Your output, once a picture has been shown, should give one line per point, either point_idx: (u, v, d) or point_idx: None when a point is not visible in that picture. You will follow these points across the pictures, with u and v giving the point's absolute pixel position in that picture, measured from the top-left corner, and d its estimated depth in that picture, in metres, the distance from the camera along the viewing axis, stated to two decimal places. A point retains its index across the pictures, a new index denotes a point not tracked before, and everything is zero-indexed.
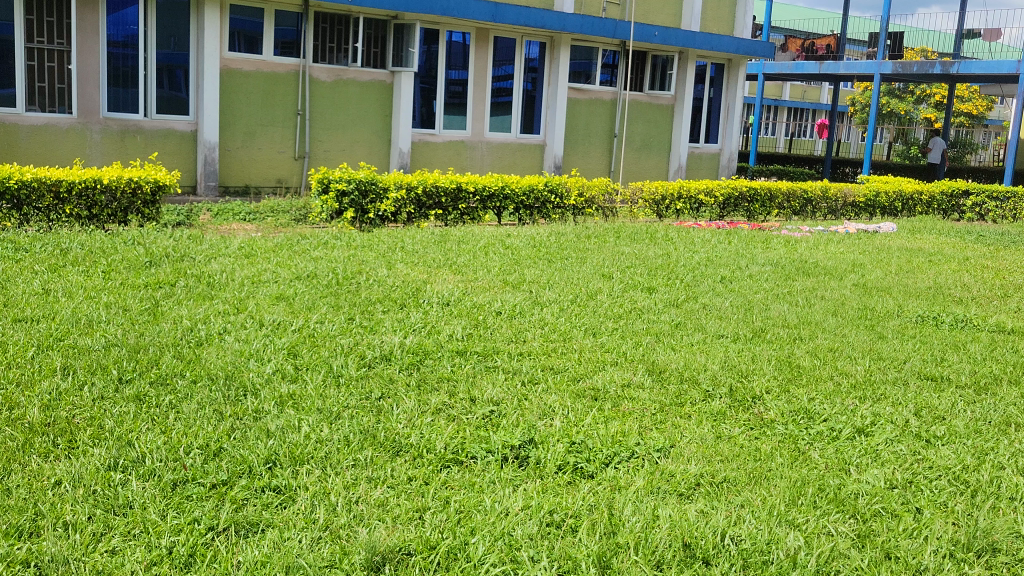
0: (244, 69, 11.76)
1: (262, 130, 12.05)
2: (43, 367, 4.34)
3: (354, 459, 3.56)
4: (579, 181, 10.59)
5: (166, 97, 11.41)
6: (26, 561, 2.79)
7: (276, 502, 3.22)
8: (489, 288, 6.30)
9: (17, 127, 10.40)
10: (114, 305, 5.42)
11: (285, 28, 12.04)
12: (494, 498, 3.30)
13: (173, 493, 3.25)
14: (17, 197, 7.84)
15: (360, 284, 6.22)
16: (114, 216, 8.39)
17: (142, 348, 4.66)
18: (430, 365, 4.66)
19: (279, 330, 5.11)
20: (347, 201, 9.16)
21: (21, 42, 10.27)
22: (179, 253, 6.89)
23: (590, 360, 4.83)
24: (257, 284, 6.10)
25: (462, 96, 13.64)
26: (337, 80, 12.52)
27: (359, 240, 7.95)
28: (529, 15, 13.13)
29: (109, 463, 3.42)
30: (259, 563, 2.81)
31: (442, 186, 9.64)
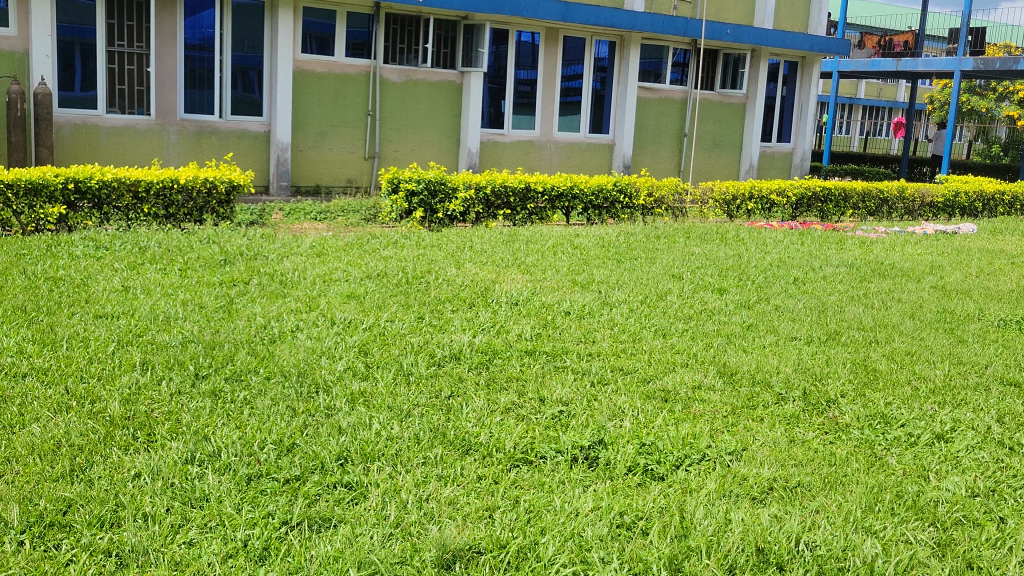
0: (316, 70, 11.95)
1: (334, 131, 12.22)
2: (122, 362, 4.46)
3: (423, 457, 3.59)
4: (649, 181, 10.51)
5: (241, 98, 11.63)
6: (107, 551, 2.88)
7: (348, 498, 3.26)
8: (558, 288, 6.30)
9: (97, 128, 10.71)
10: (190, 303, 5.53)
11: (357, 30, 12.20)
12: (563, 499, 3.30)
13: (248, 487, 3.31)
14: (98, 196, 8.06)
15: (430, 284, 6.24)
16: (190, 215, 8.58)
17: (217, 345, 4.75)
18: (500, 364, 4.67)
19: (350, 328, 5.17)
20: (416, 201, 9.24)
21: (102, 46, 10.57)
22: (252, 251, 7.01)
23: (660, 361, 4.80)
24: (329, 282, 6.18)
25: (531, 96, 13.67)
26: (407, 81, 12.62)
27: (428, 239, 8.00)
28: (599, 14, 13.08)
29: (186, 457, 3.50)
30: (331, 558, 2.85)
31: (511, 186, 9.67)
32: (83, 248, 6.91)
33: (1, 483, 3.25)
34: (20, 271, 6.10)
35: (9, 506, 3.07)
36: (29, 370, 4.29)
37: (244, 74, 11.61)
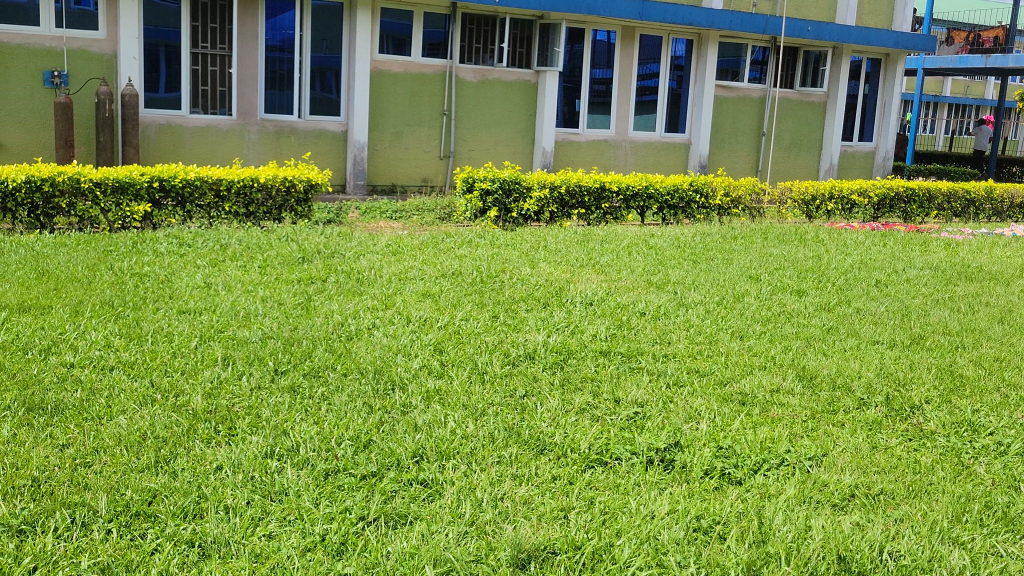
0: (393, 70, 12.09)
1: (410, 130, 12.33)
2: (205, 357, 4.56)
3: (498, 456, 3.60)
4: (726, 180, 10.39)
5: (319, 98, 11.80)
6: (190, 541, 2.95)
7: (423, 495, 3.28)
8: (633, 288, 6.27)
9: (181, 128, 10.99)
10: (269, 299, 5.64)
11: (433, 30, 12.31)
12: (639, 501, 3.27)
13: (325, 482, 3.36)
14: (181, 194, 8.26)
15: (504, 283, 6.26)
16: (269, 213, 8.73)
17: (296, 341, 4.83)
18: (574, 364, 4.66)
19: (425, 326, 5.20)
20: (490, 200, 9.28)
21: (186, 48, 10.84)
22: (330, 249, 7.12)
23: (737, 364, 4.73)
24: (404, 281, 6.25)
25: (606, 96, 13.62)
26: (483, 81, 12.67)
27: (502, 239, 8.00)
28: (676, 12, 12.95)
29: (265, 450, 3.57)
30: (407, 554, 2.88)
31: (585, 186, 9.64)
32: (167, 245, 7.10)
33: (90, 472, 3.36)
34: (108, 267, 6.29)
35: (99, 495, 3.17)
36: (117, 364, 4.43)
37: (322, 74, 11.78)
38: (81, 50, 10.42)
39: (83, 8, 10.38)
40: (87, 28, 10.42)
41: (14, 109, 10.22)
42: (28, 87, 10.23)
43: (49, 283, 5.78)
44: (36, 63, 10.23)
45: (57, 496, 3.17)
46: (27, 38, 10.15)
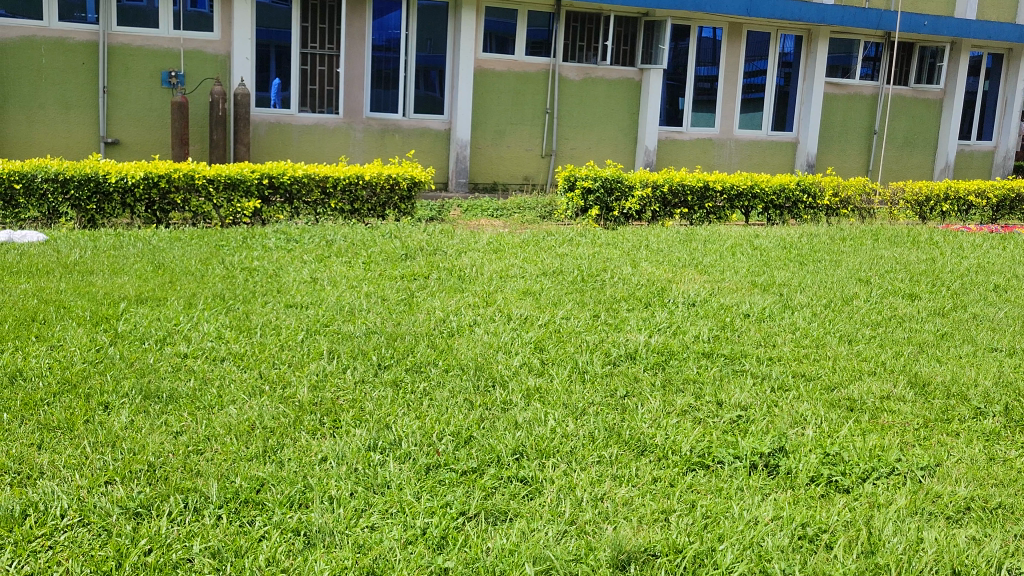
0: (497, 69, 12.17)
1: (513, 129, 12.40)
2: (312, 350, 4.67)
3: (598, 456, 3.59)
4: (835, 180, 10.13)
5: (423, 96, 11.94)
6: (296, 530, 3.02)
7: (523, 493, 3.30)
8: (736, 289, 6.17)
9: (290, 127, 11.29)
10: (374, 295, 5.74)
11: (537, 28, 12.33)
12: (742, 506, 3.22)
13: (426, 476, 3.40)
14: (289, 191, 8.48)
15: (605, 282, 6.23)
16: (373, 211, 8.84)
17: (399, 337, 4.91)
18: (676, 366, 4.61)
19: (526, 324, 5.21)
20: (592, 198, 9.22)
21: (296, 48, 11.12)
22: (432, 246, 7.20)
23: (845, 369, 4.60)
24: (505, 279, 6.27)
25: (710, 93, 13.44)
26: (586, 79, 12.64)
27: (604, 238, 7.96)
28: (786, 7, 12.63)
29: (369, 443, 3.63)
30: (507, 551, 2.90)
31: (688, 185, 9.52)
32: (276, 240, 7.29)
33: (202, 459, 3.47)
34: (221, 261, 6.50)
35: (210, 482, 3.28)
36: (228, 355, 4.57)
37: (427, 73, 11.91)
38: (197, 51, 10.78)
39: (199, 10, 10.73)
40: (202, 29, 10.78)
41: (133, 109, 10.64)
42: (147, 87, 10.64)
43: (164, 276, 6.00)
44: (155, 64, 10.63)
45: (172, 481, 3.29)
46: (146, 40, 10.55)
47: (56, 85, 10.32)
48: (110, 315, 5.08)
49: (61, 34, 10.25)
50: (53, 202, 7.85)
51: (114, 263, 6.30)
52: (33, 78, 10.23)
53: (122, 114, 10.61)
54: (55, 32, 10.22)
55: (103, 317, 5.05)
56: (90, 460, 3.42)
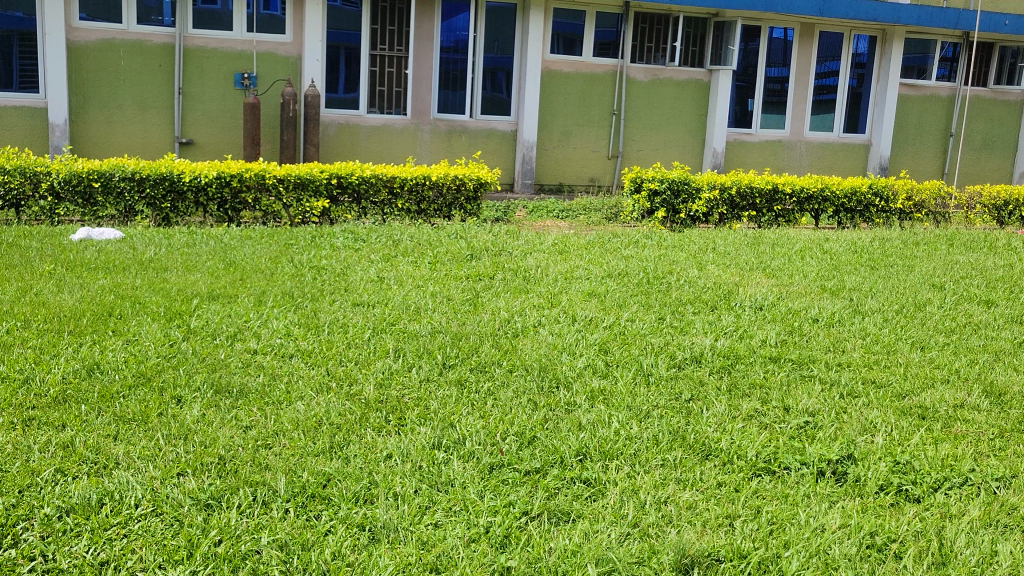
0: (564, 70, 12.17)
1: (579, 130, 12.38)
2: (377, 348, 4.73)
3: (663, 459, 3.57)
4: (908, 183, 9.91)
5: (490, 97, 12.00)
6: (361, 525, 3.06)
7: (586, 494, 3.30)
8: (805, 294, 6.08)
9: (358, 127, 11.43)
10: (439, 294, 5.79)
11: (605, 29, 12.30)
12: (809, 513, 3.18)
13: (490, 475, 3.42)
14: (357, 191, 8.57)
15: (671, 285, 6.20)
16: (439, 211, 8.91)
17: (464, 336, 4.94)
18: (742, 370, 4.55)
19: (590, 326, 5.21)
20: (659, 200, 9.21)
21: (366, 50, 11.26)
22: (498, 247, 7.22)
23: (917, 376, 4.51)
24: (570, 280, 6.28)
25: (780, 94, 13.27)
26: (654, 80, 12.57)
27: (670, 240, 7.91)
28: (860, 7, 12.41)
29: (433, 442, 3.66)
30: (570, 551, 2.90)
31: (757, 187, 9.40)
32: (343, 239, 7.39)
33: (271, 454, 3.54)
34: (290, 259, 6.62)
35: (278, 476, 3.34)
36: (296, 352, 4.65)
37: (493, 74, 11.96)
38: (269, 53, 10.99)
39: (272, 12, 10.93)
40: (275, 32, 10.98)
41: (207, 110, 10.89)
42: (220, 88, 10.87)
43: (235, 273, 6.13)
44: (229, 66, 10.86)
45: (242, 474, 3.36)
46: (221, 42, 10.79)
47: (133, 86, 10.59)
48: (184, 310, 5.20)
49: (139, 37, 10.52)
50: (130, 200, 8.07)
51: (187, 260, 6.46)
52: (112, 80, 10.51)
53: (196, 115, 10.86)
54: (134, 35, 10.49)
55: (176, 313, 5.17)
56: (163, 452, 3.51)
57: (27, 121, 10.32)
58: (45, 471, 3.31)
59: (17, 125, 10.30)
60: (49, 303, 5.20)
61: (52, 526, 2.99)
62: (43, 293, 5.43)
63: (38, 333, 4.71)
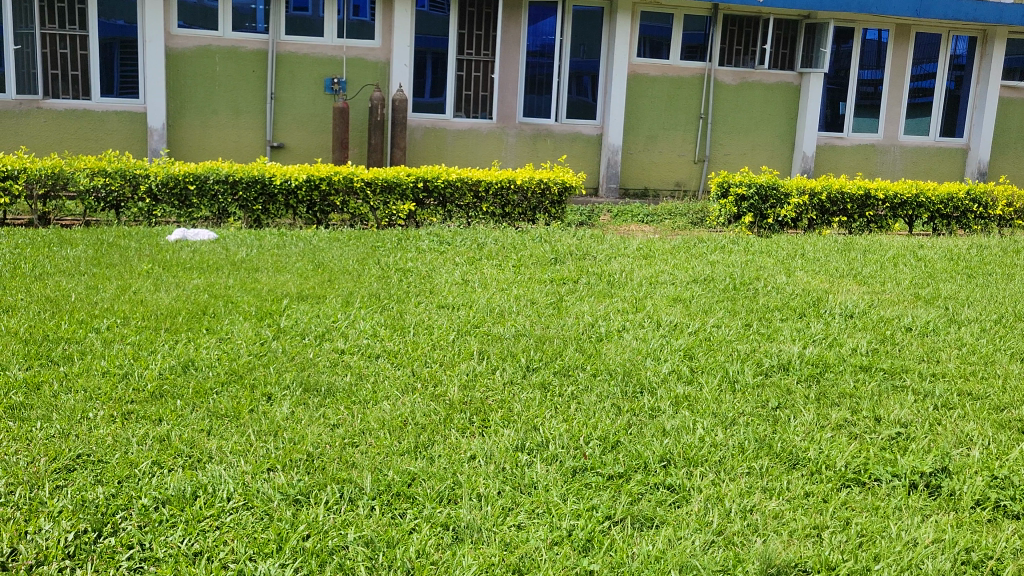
0: (651, 74, 12.11)
1: (665, 134, 12.29)
2: (462, 350, 4.77)
3: (749, 467, 3.52)
4: (1009, 189, 9.55)
5: (575, 101, 12.00)
6: (445, 524, 3.10)
7: (670, 500, 3.27)
8: (898, 302, 5.93)
9: (445, 131, 11.56)
10: (523, 298, 5.81)
11: (694, 32, 12.20)
12: (900, 526, 3.10)
13: (573, 479, 3.42)
14: (443, 195, 8.64)
15: (758, 290, 6.11)
16: (524, 214, 8.94)
17: (547, 340, 4.95)
18: (831, 379, 4.46)
19: (675, 331, 5.17)
20: (746, 205, 9.12)
21: (453, 54, 11.37)
22: (582, 251, 7.22)
23: (1017, 389, 4.35)
24: (655, 284, 6.24)
25: (874, 98, 12.96)
26: (742, 83, 12.41)
27: (757, 245, 7.80)
28: (958, 8, 12.06)
29: (517, 444, 3.68)
30: (654, 558, 2.89)
31: (849, 193, 9.21)
32: (429, 242, 7.48)
33: (358, 452, 3.60)
34: (376, 261, 6.72)
35: (364, 474, 3.40)
36: (382, 352, 4.72)
37: (579, 78, 11.97)
38: (358, 58, 11.18)
39: (361, 18, 11.11)
40: (364, 38, 11.16)
41: (298, 114, 11.14)
42: (311, 93, 11.12)
43: (324, 274, 6.25)
44: (319, 71, 11.09)
45: (329, 471, 3.43)
46: (312, 48, 11.03)
47: (228, 91, 10.89)
48: (274, 310, 5.32)
49: (234, 43, 10.81)
50: (223, 202, 8.30)
51: (278, 261, 6.60)
52: (208, 85, 10.81)
53: (288, 119, 11.12)
54: (229, 41, 10.79)
55: (267, 312, 5.30)
56: (254, 447, 3.60)
57: (127, 125, 10.69)
58: (143, 462, 3.43)
59: (118, 130, 10.67)
60: (147, 301, 5.39)
61: (149, 517, 3.09)
62: (140, 291, 5.63)
63: (137, 330, 4.88)
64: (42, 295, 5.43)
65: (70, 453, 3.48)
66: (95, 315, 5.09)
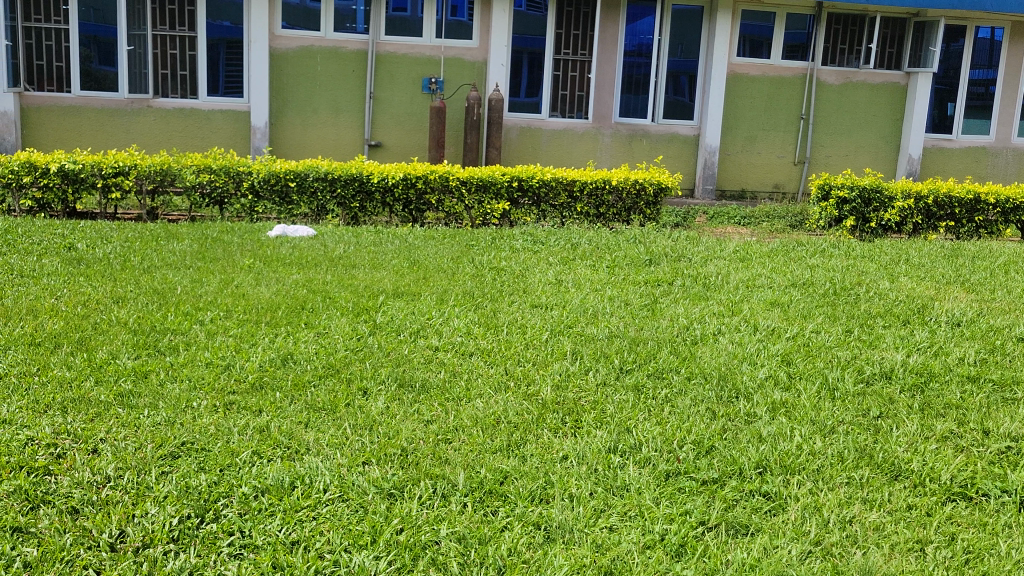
0: (751, 74, 11.91)
1: (764, 135, 12.07)
2: (555, 350, 4.77)
3: (848, 477, 3.44)
4: None
5: (672, 101, 11.89)
6: (537, 523, 3.10)
7: (766, 508, 3.22)
8: (1009, 311, 5.70)
9: (540, 131, 11.58)
10: (617, 299, 5.78)
11: (796, 31, 11.95)
12: (1010, 544, 2.99)
13: (666, 482, 3.39)
14: (537, 194, 8.65)
15: (860, 296, 5.96)
16: (619, 215, 8.89)
17: (641, 342, 4.92)
18: (936, 389, 4.31)
19: (773, 336, 5.07)
20: (848, 208, 8.90)
21: (550, 54, 11.38)
22: (677, 253, 7.14)
23: None
24: (753, 288, 6.13)
25: (986, 98, 12.50)
26: (846, 83, 12.11)
27: (859, 250, 7.59)
28: None
29: (609, 445, 3.66)
30: (748, 565, 2.85)
31: (957, 197, 8.88)
32: (522, 242, 7.50)
33: (451, 448, 3.64)
34: (471, 259, 6.78)
35: (457, 470, 3.43)
36: (476, 350, 4.76)
37: (676, 78, 11.87)
38: (456, 58, 11.29)
39: (459, 18, 11.22)
40: (462, 38, 11.27)
41: (396, 114, 11.30)
42: (409, 93, 11.27)
43: (419, 272, 6.33)
44: (417, 71, 11.23)
45: (422, 466, 3.47)
46: (410, 48, 11.17)
47: (328, 91, 11.11)
48: (370, 306, 5.41)
49: (336, 43, 11.02)
50: (322, 200, 8.48)
51: (374, 258, 6.72)
52: (309, 85, 11.06)
53: (386, 119, 11.29)
54: (330, 42, 11.01)
55: (364, 308, 5.39)
56: (350, 441, 3.67)
57: (231, 124, 11.02)
58: (244, 452, 3.52)
59: (223, 128, 11.00)
60: (248, 295, 5.54)
61: (249, 505, 3.17)
62: (243, 285, 5.79)
63: (239, 323, 5.02)
64: (150, 287, 5.64)
65: (176, 441, 3.60)
66: (200, 308, 5.25)
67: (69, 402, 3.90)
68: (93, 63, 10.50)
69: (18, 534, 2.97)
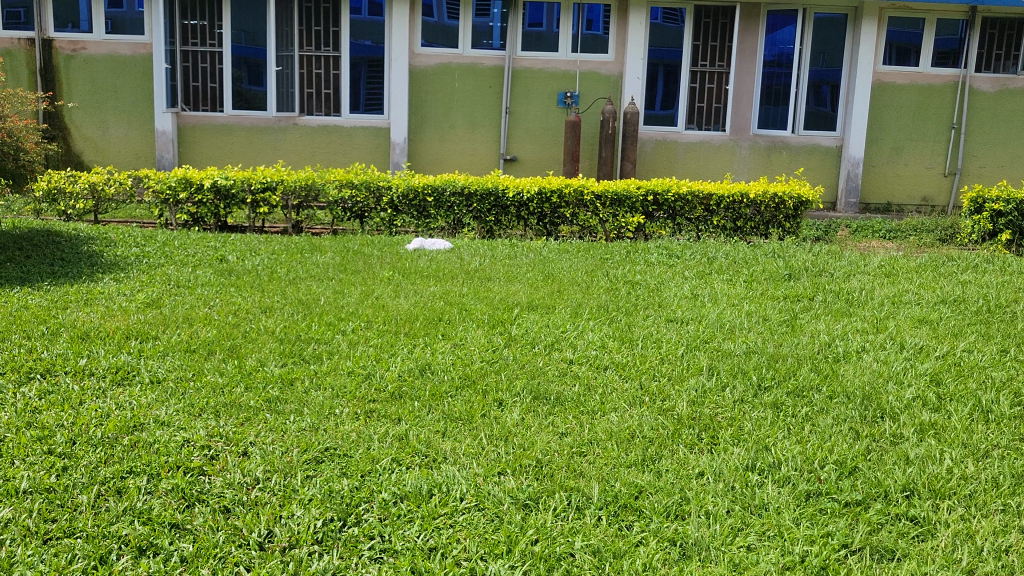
0: (898, 82, 11.50)
1: (912, 146, 11.62)
2: (691, 365, 4.72)
3: (1003, 503, 3.28)
4: None
5: (813, 112, 11.56)
6: (672, 540, 3.08)
7: (913, 533, 3.10)
8: None
9: (675, 144, 11.51)
10: (755, 314, 5.67)
11: (947, 38, 11.47)
12: None
13: (807, 503, 3.31)
14: (673, 208, 8.59)
15: (1016, 314, 5.67)
16: (757, 229, 8.73)
17: (780, 358, 4.81)
18: None
19: (921, 355, 4.88)
20: (1003, 222, 8.48)
21: (687, 67, 11.29)
22: (818, 268, 6.95)
23: None
24: (899, 305, 5.91)
25: None
26: (1002, 90, 11.53)
27: (1015, 265, 7.21)
28: None
29: (747, 463, 3.60)
30: None
31: None
32: (657, 255, 7.45)
33: (585, 461, 3.65)
34: (605, 273, 6.77)
35: (592, 483, 3.44)
36: (611, 363, 4.75)
37: (817, 87, 11.51)
38: (592, 72, 11.34)
39: (594, 32, 11.29)
40: (598, 52, 11.32)
41: (532, 128, 11.42)
42: (545, 107, 11.37)
43: (553, 285, 6.38)
44: (553, 86, 11.33)
45: (557, 479, 3.49)
46: (546, 63, 11.29)
47: (466, 107, 11.33)
48: (505, 319, 5.49)
49: (473, 60, 11.23)
50: (458, 213, 8.64)
51: (509, 271, 6.80)
52: (447, 101, 11.31)
53: (522, 133, 11.43)
54: (469, 58, 11.23)
55: (499, 320, 5.46)
56: (486, 451, 3.72)
57: (372, 140, 11.35)
58: (384, 459, 3.62)
59: (365, 144, 11.34)
60: (387, 306, 5.70)
61: (389, 510, 3.26)
62: (382, 297, 5.96)
63: (379, 333, 5.17)
64: (295, 297, 5.87)
65: (320, 446, 3.74)
66: (342, 318, 5.43)
67: (221, 406, 4.10)
68: (243, 83, 11.05)
69: (175, 530, 3.14)
